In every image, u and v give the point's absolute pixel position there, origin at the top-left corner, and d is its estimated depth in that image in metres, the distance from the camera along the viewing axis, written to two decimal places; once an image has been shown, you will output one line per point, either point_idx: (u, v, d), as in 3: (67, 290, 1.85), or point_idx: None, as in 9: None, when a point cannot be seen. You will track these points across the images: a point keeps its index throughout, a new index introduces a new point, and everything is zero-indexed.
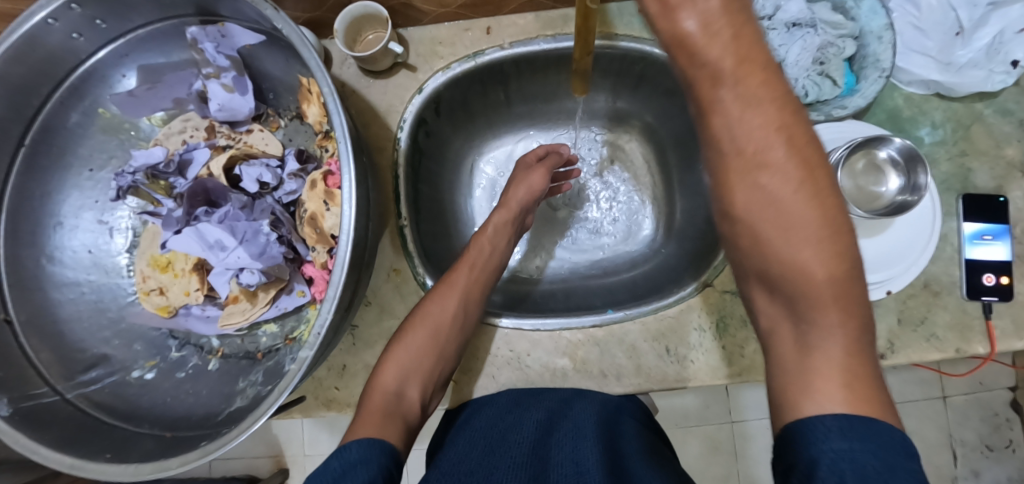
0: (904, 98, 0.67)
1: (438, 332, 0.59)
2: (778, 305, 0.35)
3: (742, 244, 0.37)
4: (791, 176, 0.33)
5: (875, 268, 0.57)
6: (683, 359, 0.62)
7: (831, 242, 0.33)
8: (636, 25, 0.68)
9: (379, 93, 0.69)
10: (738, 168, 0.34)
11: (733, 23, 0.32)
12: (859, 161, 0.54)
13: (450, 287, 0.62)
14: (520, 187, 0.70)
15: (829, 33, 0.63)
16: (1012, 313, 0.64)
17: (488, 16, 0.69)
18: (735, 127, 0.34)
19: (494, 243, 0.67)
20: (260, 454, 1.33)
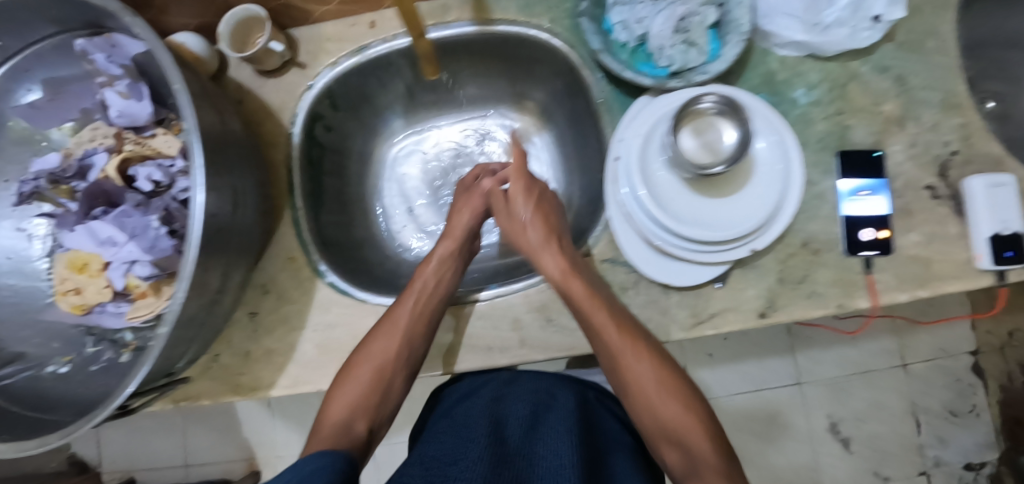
0: (777, 62, 0.68)
1: (384, 370, 0.60)
2: (655, 430, 0.56)
3: (636, 410, 0.58)
4: (651, 360, 0.58)
5: (735, 227, 0.58)
6: (565, 328, 0.64)
7: (682, 396, 0.57)
8: (513, 8, 0.70)
9: (272, 91, 0.72)
10: (618, 364, 0.58)
11: (592, 287, 0.60)
12: (699, 121, 0.58)
13: (396, 323, 0.62)
14: (460, 216, 0.72)
15: (691, 2, 0.64)
16: (894, 267, 0.65)
17: (371, 11, 0.72)
18: (620, 347, 0.57)
19: (440, 275, 0.67)
20: (233, 458, 1.33)
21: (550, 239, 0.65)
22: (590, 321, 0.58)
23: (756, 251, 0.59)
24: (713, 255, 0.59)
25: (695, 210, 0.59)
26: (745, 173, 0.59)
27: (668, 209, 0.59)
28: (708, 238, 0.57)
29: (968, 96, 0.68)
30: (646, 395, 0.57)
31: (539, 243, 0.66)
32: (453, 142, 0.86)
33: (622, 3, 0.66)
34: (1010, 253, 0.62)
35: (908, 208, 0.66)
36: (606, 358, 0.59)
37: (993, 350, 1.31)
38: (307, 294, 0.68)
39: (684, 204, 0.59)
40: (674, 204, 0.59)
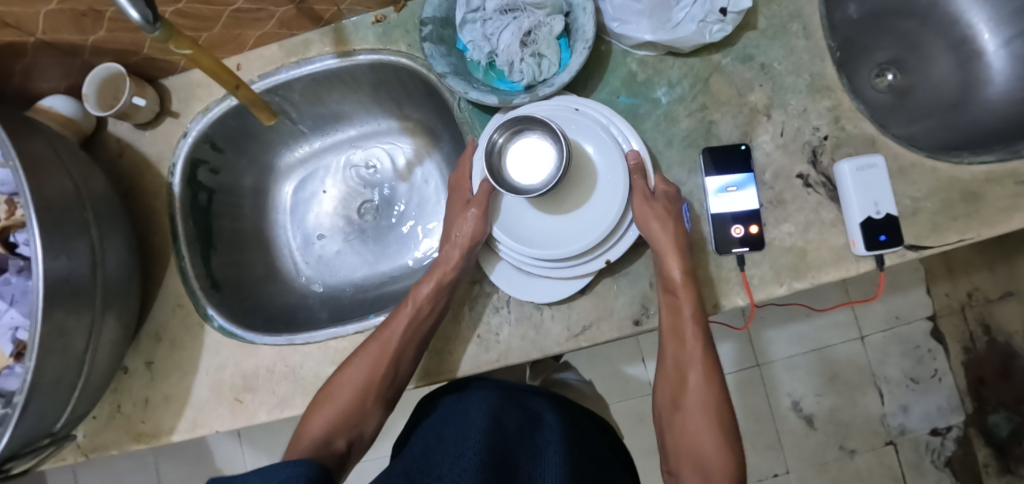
0: (637, 63, 0.67)
1: (365, 393, 0.59)
2: (678, 416, 0.57)
3: (669, 423, 0.58)
4: (711, 382, 0.56)
5: (582, 239, 0.59)
6: (440, 351, 0.65)
7: (725, 428, 0.54)
8: (371, 37, 0.71)
9: (150, 142, 0.73)
10: (680, 375, 0.58)
11: (699, 300, 0.58)
12: (511, 147, 0.61)
13: (386, 348, 0.60)
14: (457, 235, 0.62)
15: (536, 13, 0.63)
16: (769, 260, 0.64)
17: (236, 54, 0.73)
18: (689, 354, 0.58)
19: (434, 301, 0.62)
20: None
21: (666, 216, 0.58)
22: (673, 319, 0.58)
23: (609, 261, 0.61)
24: (567, 270, 0.61)
25: (545, 228, 0.62)
26: (589, 184, 0.61)
27: (519, 233, 0.62)
28: (553, 254, 0.59)
29: (836, 77, 0.66)
30: (687, 380, 0.57)
31: (659, 227, 0.57)
32: (352, 167, 0.87)
33: (471, 20, 0.65)
34: (881, 237, 0.62)
35: (780, 199, 0.65)
36: (668, 334, 0.59)
37: (953, 312, 1.30)
38: (197, 339, 0.68)
39: (532, 221, 0.62)
40: (527, 226, 0.62)
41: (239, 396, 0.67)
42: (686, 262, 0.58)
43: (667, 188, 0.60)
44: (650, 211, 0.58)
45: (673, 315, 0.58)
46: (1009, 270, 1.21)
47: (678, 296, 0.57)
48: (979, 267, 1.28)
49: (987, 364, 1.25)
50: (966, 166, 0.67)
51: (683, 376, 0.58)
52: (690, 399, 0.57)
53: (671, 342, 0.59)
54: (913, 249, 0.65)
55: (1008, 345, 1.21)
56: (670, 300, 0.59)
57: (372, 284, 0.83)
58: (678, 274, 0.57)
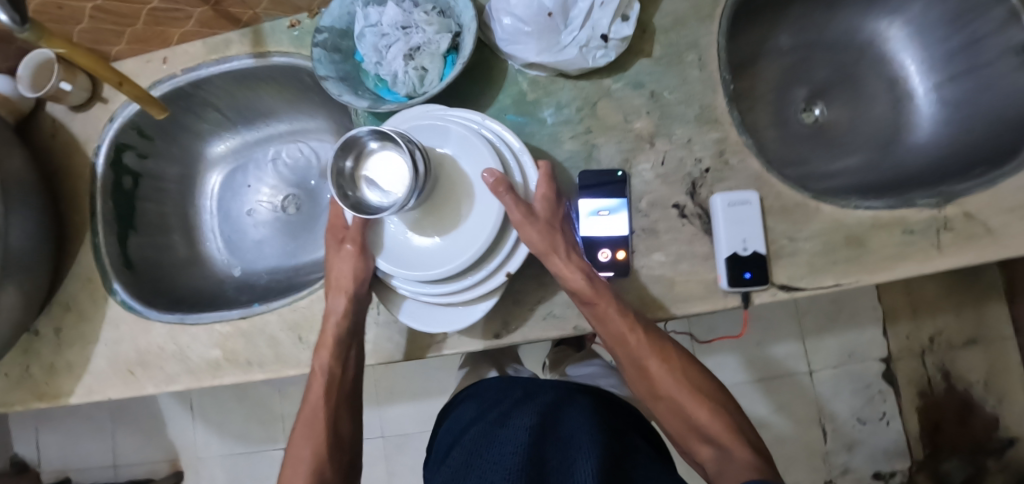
0: (528, 82, 0.68)
1: (322, 466, 0.61)
2: (659, 401, 0.61)
3: (658, 412, 0.61)
4: (668, 361, 0.61)
5: (470, 248, 0.58)
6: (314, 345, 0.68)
7: (700, 392, 0.59)
8: (285, 41, 0.74)
9: (80, 125, 0.78)
10: (642, 369, 0.61)
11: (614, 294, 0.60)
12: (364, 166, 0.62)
13: (314, 422, 0.63)
14: (339, 278, 0.63)
15: (426, 30, 0.66)
16: (635, 288, 0.64)
17: (164, 48, 0.77)
18: (636, 348, 0.60)
19: (344, 359, 0.64)
20: (156, 458, 1.33)
21: (552, 230, 0.59)
22: (607, 327, 0.59)
23: (509, 274, 0.59)
24: (470, 291, 0.59)
25: (431, 245, 0.60)
26: (467, 187, 0.60)
27: (409, 259, 0.61)
28: (448, 272, 0.57)
29: (726, 110, 0.66)
30: (649, 367, 0.61)
31: (548, 247, 0.58)
32: (271, 164, 0.91)
33: (368, 33, 0.68)
34: (747, 275, 0.61)
35: (654, 227, 0.65)
36: (609, 341, 0.60)
37: (913, 355, 1.20)
38: (101, 311, 0.73)
39: (419, 243, 0.61)
40: (414, 249, 0.61)
41: (131, 369, 0.71)
42: (586, 271, 0.59)
43: (549, 193, 0.61)
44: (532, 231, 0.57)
45: (601, 323, 0.59)
46: (976, 317, 1.18)
47: (600, 301, 0.59)
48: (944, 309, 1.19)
49: (942, 411, 1.18)
50: (852, 210, 0.65)
51: (644, 365, 0.61)
52: (661, 383, 0.60)
53: (615, 347, 0.60)
54: (786, 289, 0.64)
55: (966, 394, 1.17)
56: (592, 311, 0.59)
57: (283, 275, 0.86)
58: (586, 282, 0.59)
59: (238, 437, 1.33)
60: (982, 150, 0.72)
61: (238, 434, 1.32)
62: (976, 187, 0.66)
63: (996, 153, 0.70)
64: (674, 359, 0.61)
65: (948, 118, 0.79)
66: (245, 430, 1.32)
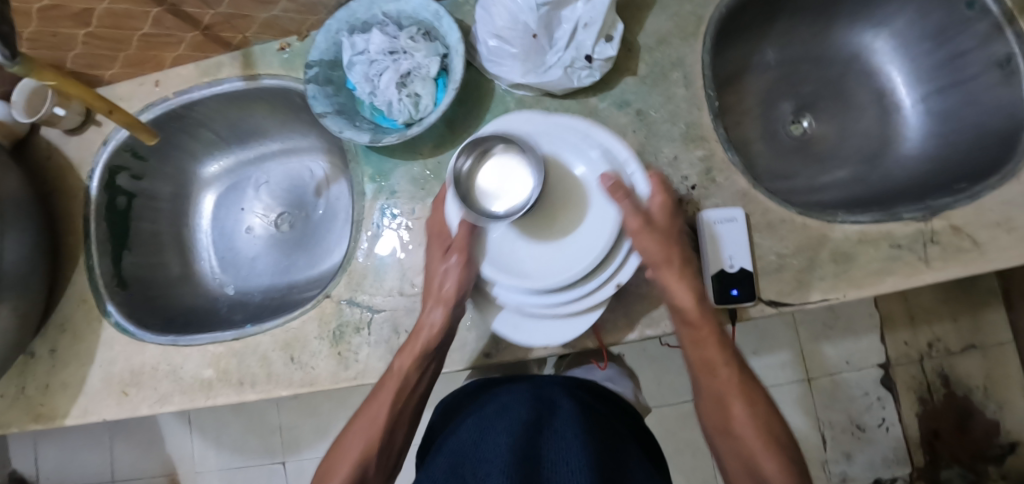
0: (515, 101, 0.69)
1: (366, 467, 0.59)
2: (729, 439, 0.58)
3: (724, 448, 0.59)
4: (753, 404, 0.58)
5: (586, 258, 0.59)
6: (305, 365, 0.68)
7: (779, 447, 0.56)
8: (275, 63, 0.75)
9: (75, 147, 0.79)
10: (723, 403, 0.59)
11: (720, 329, 0.60)
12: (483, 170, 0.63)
13: (376, 420, 0.60)
14: (435, 285, 0.61)
15: (415, 56, 0.67)
16: (623, 306, 0.65)
17: (156, 71, 0.78)
18: (724, 382, 0.60)
19: (424, 368, 0.62)
20: (155, 472, 1.34)
21: (669, 240, 0.59)
22: (699, 353, 0.60)
23: (621, 285, 0.59)
24: (578, 303, 0.59)
25: (546, 252, 0.61)
26: (582, 197, 0.62)
27: (518, 266, 0.61)
28: (562, 279, 0.58)
29: (711, 127, 0.67)
30: (732, 403, 0.59)
31: (663, 258, 0.58)
32: (266, 184, 0.91)
33: (358, 62, 0.69)
34: (734, 292, 0.62)
35: None
36: (698, 366, 0.61)
37: (912, 361, 1.19)
38: (95, 332, 0.74)
39: (531, 251, 0.62)
40: (526, 257, 0.62)
41: (125, 389, 0.71)
42: (699, 296, 0.60)
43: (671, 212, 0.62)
44: (649, 242, 0.58)
45: (699, 347, 0.60)
46: (974, 324, 1.18)
47: (704, 328, 0.59)
48: (943, 316, 1.20)
49: (943, 417, 1.16)
50: (838, 225, 0.66)
51: (729, 400, 0.59)
52: (739, 423, 0.58)
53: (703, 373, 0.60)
54: (774, 305, 0.64)
55: (967, 400, 1.16)
56: (691, 335, 0.60)
57: (277, 293, 0.86)
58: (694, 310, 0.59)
59: (235, 450, 1.33)
60: (969, 165, 0.72)
61: (236, 447, 1.33)
62: (963, 200, 0.67)
63: (984, 166, 0.70)
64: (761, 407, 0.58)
65: (935, 130, 0.80)
66: (243, 443, 1.33)
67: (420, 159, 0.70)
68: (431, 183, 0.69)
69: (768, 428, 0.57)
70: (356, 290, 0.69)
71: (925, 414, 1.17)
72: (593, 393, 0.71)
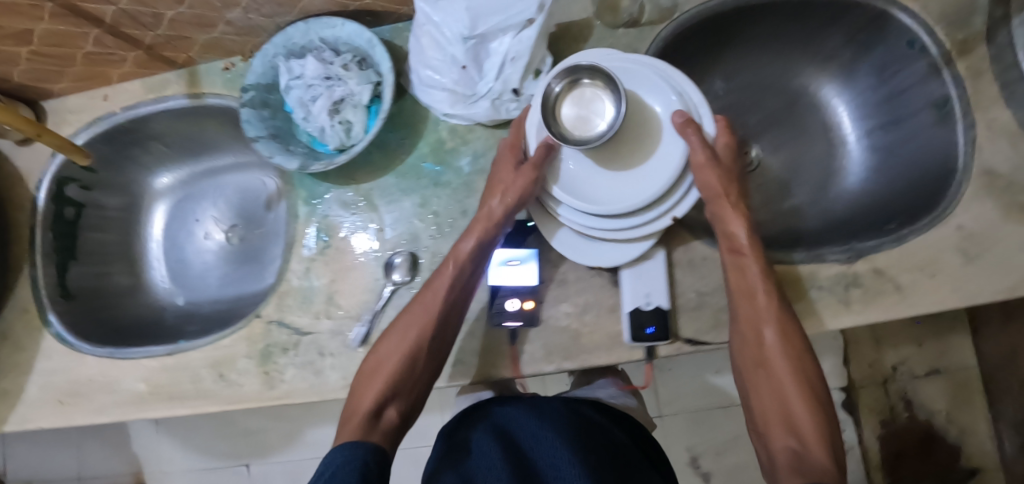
0: (447, 130, 0.70)
1: (413, 361, 0.59)
2: (759, 374, 0.57)
3: (751, 383, 0.57)
4: (788, 335, 0.56)
5: (652, 190, 0.59)
6: (234, 383, 0.70)
7: (808, 386, 0.54)
8: (219, 82, 0.76)
9: (25, 158, 0.80)
10: (757, 332, 0.58)
11: (766, 263, 0.60)
12: (570, 96, 0.60)
13: (429, 308, 0.60)
14: (497, 193, 0.61)
15: (348, 83, 0.68)
16: (542, 338, 0.65)
17: (105, 86, 0.79)
18: (762, 312, 0.58)
19: (475, 262, 0.62)
20: (121, 471, 1.36)
21: (730, 175, 0.60)
22: (741, 280, 0.60)
23: (676, 219, 0.60)
24: (633, 230, 0.61)
25: (616, 183, 0.61)
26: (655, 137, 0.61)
27: (580, 191, 0.61)
28: (626, 208, 0.58)
29: None
30: (763, 334, 0.57)
31: (721, 189, 0.59)
32: (218, 197, 0.93)
33: (294, 87, 0.70)
34: (649, 329, 0.62)
35: (563, 278, 0.66)
36: (738, 292, 0.60)
37: (877, 385, 1.16)
38: (36, 342, 0.75)
39: (601, 183, 0.61)
40: (593, 186, 0.61)
41: (61, 399, 0.73)
42: (749, 223, 0.61)
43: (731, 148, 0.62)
44: (712, 173, 0.58)
45: (743, 275, 0.60)
46: (939, 347, 1.16)
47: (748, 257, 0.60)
48: (908, 338, 1.17)
49: (906, 439, 1.14)
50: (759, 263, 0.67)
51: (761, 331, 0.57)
52: (770, 352, 0.56)
53: (741, 300, 0.59)
54: (690, 343, 0.64)
55: (930, 425, 1.14)
56: (736, 262, 0.60)
57: (222, 306, 0.88)
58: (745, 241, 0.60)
59: (200, 451, 1.35)
60: (904, 203, 0.73)
61: (201, 448, 1.35)
62: (888, 243, 0.67)
63: (915, 207, 0.71)
64: (796, 338, 0.56)
65: (876, 166, 0.80)
66: (208, 444, 1.35)
67: (353, 184, 0.71)
68: (363, 209, 0.70)
69: (801, 367, 0.55)
70: (285, 311, 0.70)
71: (885, 437, 1.15)
72: (604, 411, 0.68)
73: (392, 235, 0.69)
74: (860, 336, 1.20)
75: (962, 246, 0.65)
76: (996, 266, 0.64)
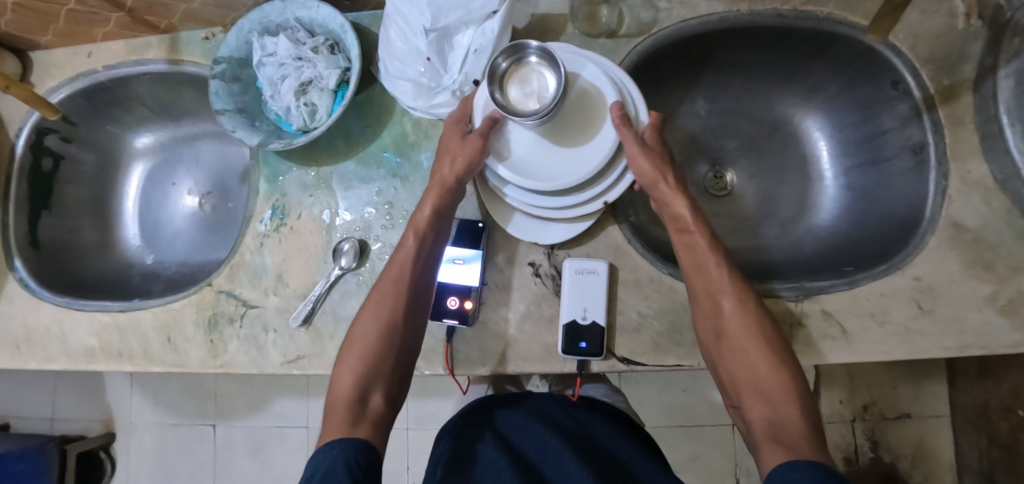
0: (411, 123, 0.71)
1: (389, 334, 0.57)
2: (724, 350, 0.57)
3: (719, 358, 0.58)
4: (744, 303, 0.57)
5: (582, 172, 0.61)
6: (181, 347, 0.71)
7: (773, 349, 0.55)
8: (198, 51, 0.77)
9: (7, 106, 0.82)
10: (715, 305, 0.58)
11: (713, 232, 0.61)
12: (515, 74, 0.61)
13: (400, 277, 0.59)
14: (450, 159, 0.61)
15: (317, 66, 0.68)
16: (478, 340, 0.65)
17: (89, 44, 0.80)
18: (717, 283, 0.58)
19: (438, 230, 0.62)
20: (92, 417, 1.40)
21: (665, 160, 0.61)
22: (691, 256, 0.60)
23: (606, 203, 0.63)
24: (564, 212, 0.63)
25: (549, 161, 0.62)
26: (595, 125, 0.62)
27: (518, 165, 0.62)
28: (563, 187, 0.59)
29: None
30: (721, 305, 0.58)
31: (657, 172, 0.60)
32: (196, 162, 0.94)
33: (266, 64, 0.70)
34: (582, 344, 0.62)
35: (507, 282, 0.66)
36: (689, 266, 0.60)
37: (844, 421, 1.14)
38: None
39: (534, 160, 0.62)
40: (527, 162, 0.62)
41: (16, 345, 0.75)
42: (691, 201, 0.61)
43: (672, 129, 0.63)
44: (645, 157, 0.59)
45: (692, 250, 0.60)
46: (913, 392, 1.12)
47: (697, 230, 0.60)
48: (882, 379, 1.14)
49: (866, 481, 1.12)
50: None
51: (719, 304, 0.58)
52: (729, 324, 0.57)
53: (695, 275, 0.60)
54: (625, 363, 0.64)
55: (892, 469, 1.12)
56: (684, 240, 0.61)
57: (185, 269, 0.89)
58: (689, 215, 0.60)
59: (169, 407, 1.39)
60: (867, 249, 0.72)
61: (171, 405, 1.39)
62: (841, 285, 0.66)
63: (875, 255, 0.70)
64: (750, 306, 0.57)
65: (849, 205, 0.78)
66: (177, 402, 1.39)
67: (314, 166, 0.71)
68: (321, 191, 0.71)
69: (764, 334, 0.56)
70: (236, 283, 0.71)
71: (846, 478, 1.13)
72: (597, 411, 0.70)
73: (344, 220, 0.70)
74: (834, 371, 1.16)
75: (916, 299, 0.64)
76: (948, 322, 0.63)
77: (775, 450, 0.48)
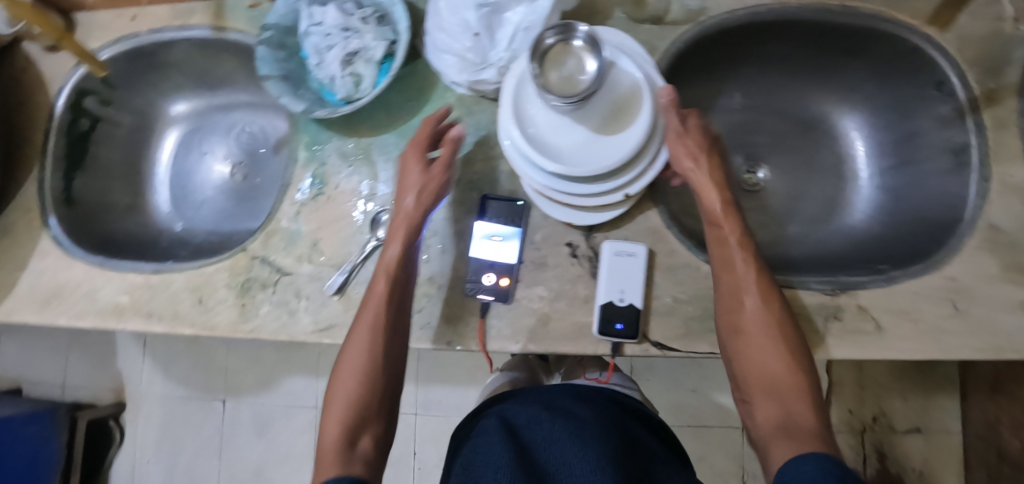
0: (455, 98, 0.72)
1: (370, 376, 0.57)
2: (739, 349, 0.57)
3: (732, 353, 0.58)
4: (766, 303, 0.57)
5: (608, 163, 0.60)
6: (211, 311, 0.71)
7: (789, 348, 0.56)
8: (243, 19, 0.78)
9: (49, 63, 0.82)
10: (737, 301, 0.58)
11: (746, 226, 0.61)
12: (558, 54, 0.61)
13: (377, 315, 0.58)
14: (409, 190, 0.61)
15: (364, 36, 0.68)
16: (511, 317, 0.65)
17: (134, 6, 0.81)
18: (742, 278, 0.59)
19: (410, 259, 0.61)
20: (103, 386, 1.40)
21: (700, 151, 0.62)
22: (722, 250, 0.60)
23: (626, 196, 0.63)
24: (583, 200, 0.63)
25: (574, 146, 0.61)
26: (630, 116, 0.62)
27: (541, 145, 0.61)
28: (587, 173, 0.59)
29: None
30: (745, 302, 0.58)
31: (692, 162, 0.61)
32: (227, 134, 0.95)
33: (313, 33, 0.70)
34: (619, 326, 0.62)
35: (542, 261, 0.66)
36: (718, 258, 0.60)
37: (854, 431, 1.13)
38: (31, 240, 0.77)
39: (559, 142, 0.62)
40: (551, 144, 0.61)
41: (45, 300, 0.75)
42: (724, 196, 0.62)
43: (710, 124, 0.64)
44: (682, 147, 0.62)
45: (722, 244, 0.60)
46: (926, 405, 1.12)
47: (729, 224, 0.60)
48: (895, 390, 1.14)
49: None
50: None
51: (742, 301, 0.58)
52: (750, 321, 0.57)
53: (721, 269, 0.60)
54: (658, 347, 0.64)
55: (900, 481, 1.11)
56: (715, 234, 0.61)
57: (213, 237, 0.89)
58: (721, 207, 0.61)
59: (179, 380, 1.39)
60: (901, 249, 0.72)
61: (181, 378, 1.39)
62: (877, 281, 0.66)
63: (910, 255, 0.70)
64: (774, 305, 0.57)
65: (883, 207, 0.78)
66: (188, 375, 1.39)
67: (354, 137, 0.72)
68: (360, 162, 0.71)
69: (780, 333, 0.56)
70: (271, 249, 0.71)
71: None
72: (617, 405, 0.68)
73: (382, 192, 0.70)
74: (846, 379, 1.16)
75: (952, 299, 0.63)
76: (984, 325, 0.62)
77: (785, 447, 0.50)
